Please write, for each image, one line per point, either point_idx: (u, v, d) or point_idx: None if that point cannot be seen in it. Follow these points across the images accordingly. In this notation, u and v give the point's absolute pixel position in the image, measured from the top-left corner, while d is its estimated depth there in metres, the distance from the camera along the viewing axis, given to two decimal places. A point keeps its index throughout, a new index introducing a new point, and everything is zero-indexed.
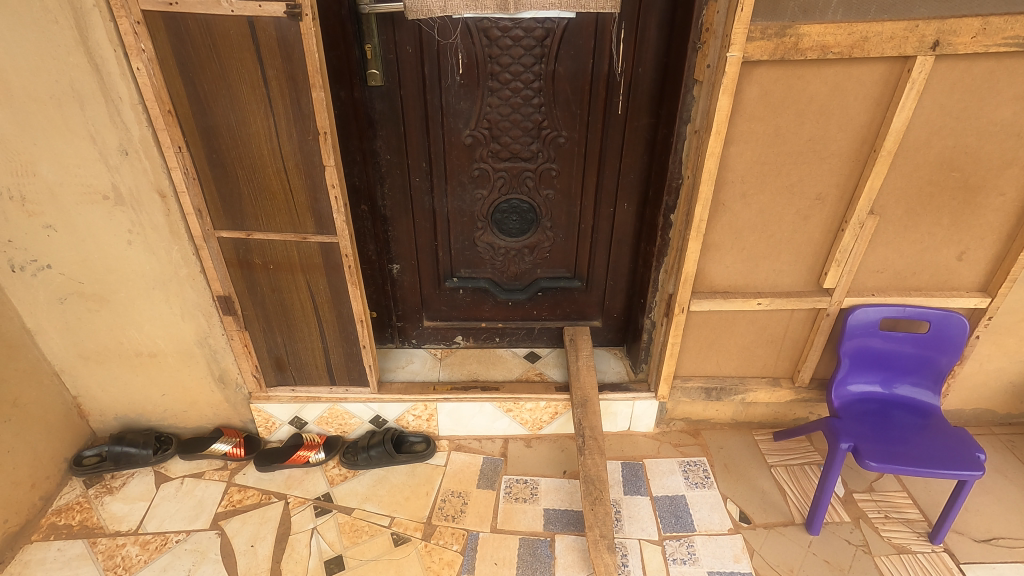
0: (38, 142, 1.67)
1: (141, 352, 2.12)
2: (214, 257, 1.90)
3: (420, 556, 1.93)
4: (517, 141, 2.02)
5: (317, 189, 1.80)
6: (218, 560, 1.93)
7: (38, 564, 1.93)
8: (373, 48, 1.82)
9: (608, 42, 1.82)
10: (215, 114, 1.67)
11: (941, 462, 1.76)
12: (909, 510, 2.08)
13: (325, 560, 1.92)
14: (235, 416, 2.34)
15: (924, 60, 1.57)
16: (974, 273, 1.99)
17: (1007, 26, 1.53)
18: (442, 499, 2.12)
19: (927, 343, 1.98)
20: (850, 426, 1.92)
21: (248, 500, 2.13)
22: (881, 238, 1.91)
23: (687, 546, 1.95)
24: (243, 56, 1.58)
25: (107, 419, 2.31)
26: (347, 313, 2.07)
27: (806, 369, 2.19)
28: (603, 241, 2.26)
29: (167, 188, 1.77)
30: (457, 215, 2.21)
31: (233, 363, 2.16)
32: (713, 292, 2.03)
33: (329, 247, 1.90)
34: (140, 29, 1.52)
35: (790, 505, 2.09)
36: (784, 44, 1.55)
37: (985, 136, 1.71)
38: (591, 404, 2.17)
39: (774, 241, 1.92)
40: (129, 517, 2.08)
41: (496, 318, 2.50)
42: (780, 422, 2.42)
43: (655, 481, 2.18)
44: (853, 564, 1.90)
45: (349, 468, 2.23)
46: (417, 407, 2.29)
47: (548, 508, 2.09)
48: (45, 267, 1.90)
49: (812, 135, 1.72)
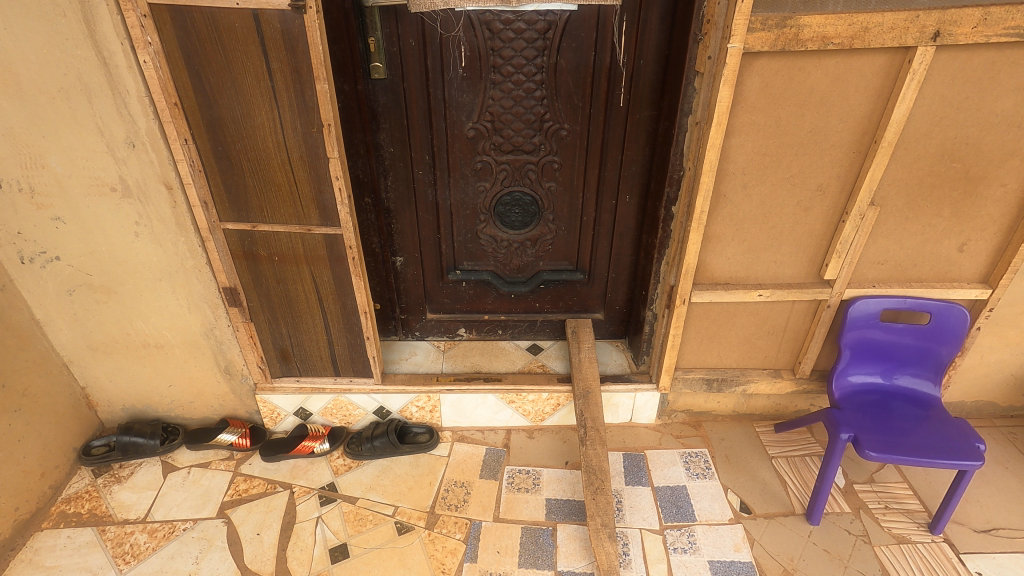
0: (46, 134, 1.70)
1: (148, 343, 2.15)
2: (220, 249, 1.93)
3: (423, 544, 1.95)
4: (519, 134, 2.03)
5: (322, 180, 1.82)
6: (225, 548, 1.95)
7: (47, 550, 1.96)
8: (376, 42, 1.84)
9: (609, 34, 1.83)
10: (220, 107, 1.69)
11: (940, 452, 1.77)
12: (909, 501, 2.09)
13: (330, 549, 1.94)
14: (241, 408, 2.37)
15: (924, 50, 1.57)
16: (976, 265, 2.00)
17: (1009, 16, 1.53)
18: (445, 489, 2.14)
19: (926, 334, 1.99)
20: (850, 417, 1.93)
21: (253, 490, 2.15)
22: (881, 229, 1.92)
23: (687, 535, 1.97)
24: (248, 48, 1.60)
25: (116, 410, 2.34)
26: (351, 305, 2.09)
27: (807, 361, 2.20)
28: (605, 234, 2.27)
29: (174, 179, 1.79)
30: (460, 207, 2.22)
31: (239, 355, 2.19)
32: (714, 284, 2.04)
33: (333, 239, 1.93)
34: (147, 22, 1.54)
35: (791, 496, 2.11)
36: (784, 36, 1.56)
37: (986, 127, 1.72)
38: (592, 395, 2.19)
39: (775, 233, 1.93)
40: (137, 506, 2.11)
41: (498, 311, 2.51)
42: (781, 414, 2.44)
43: (656, 472, 2.19)
44: (853, 553, 1.91)
45: (353, 459, 2.26)
46: (420, 398, 2.31)
47: (550, 498, 2.11)
48: (54, 259, 1.92)
49: (812, 127, 1.73)
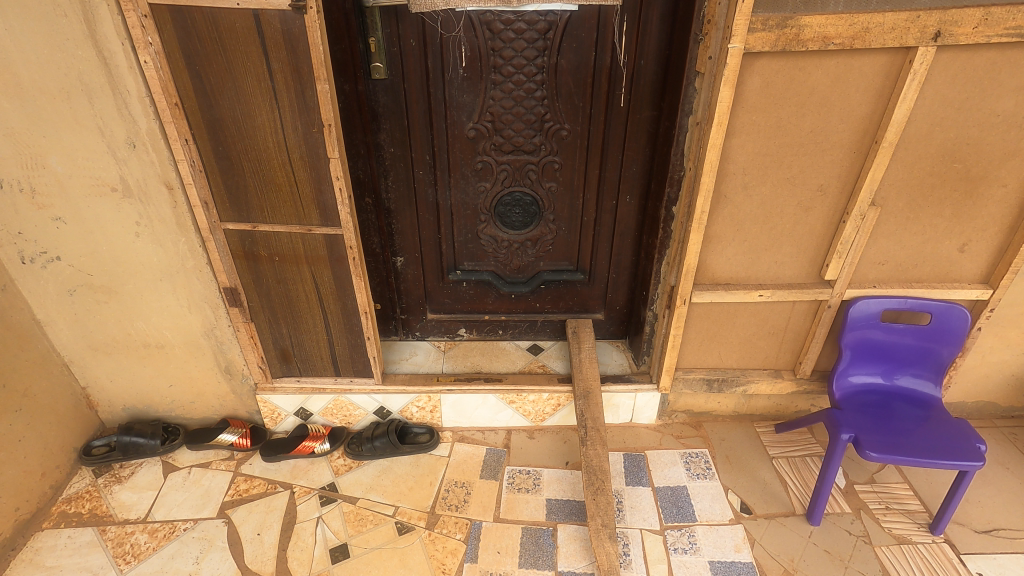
0: (47, 134, 1.70)
1: (149, 343, 2.15)
2: (220, 249, 1.93)
3: (423, 544, 1.95)
4: (519, 134, 2.03)
5: (322, 180, 1.82)
6: (225, 548, 1.95)
7: (48, 550, 1.96)
8: (377, 42, 1.84)
9: (610, 34, 1.83)
10: (220, 108, 1.69)
11: (941, 453, 1.77)
12: (910, 501, 2.09)
13: (330, 549, 1.94)
14: (241, 407, 2.37)
15: (925, 51, 1.57)
16: (977, 266, 2.00)
17: (1009, 16, 1.53)
18: (446, 489, 2.14)
19: (927, 334, 1.99)
20: (851, 417, 1.93)
21: (253, 490, 2.15)
22: (882, 229, 1.91)
23: (688, 536, 1.97)
24: (249, 49, 1.60)
25: (116, 410, 2.34)
26: (351, 305, 2.09)
27: (808, 361, 2.20)
28: (606, 234, 2.27)
29: (175, 180, 1.79)
30: (460, 208, 2.22)
31: (240, 355, 2.19)
32: (715, 284, 2.04)
33: (334, 240, 1.93)
34: (148, 22, 1.54)
35: (791, 496, 2.10)
36: (784, 36, 1.56)
37: (986, 128, 1.72)
38: (593, 395, 2.19)
39: (775, 234, 1.93)
40: (137, 506, 2.11)
41: (499, 311, 2.51)
42: (781, 414, 2.44)
43: (657, 472, 2.19)
44: (853, 554, 1.91)
45: (354, 459, 2.26)
46: (421, 398, 2.31)
47: (550, 498, 2.11)
48: (55, 259, 1.92)
49: (813, 127, 1.73)
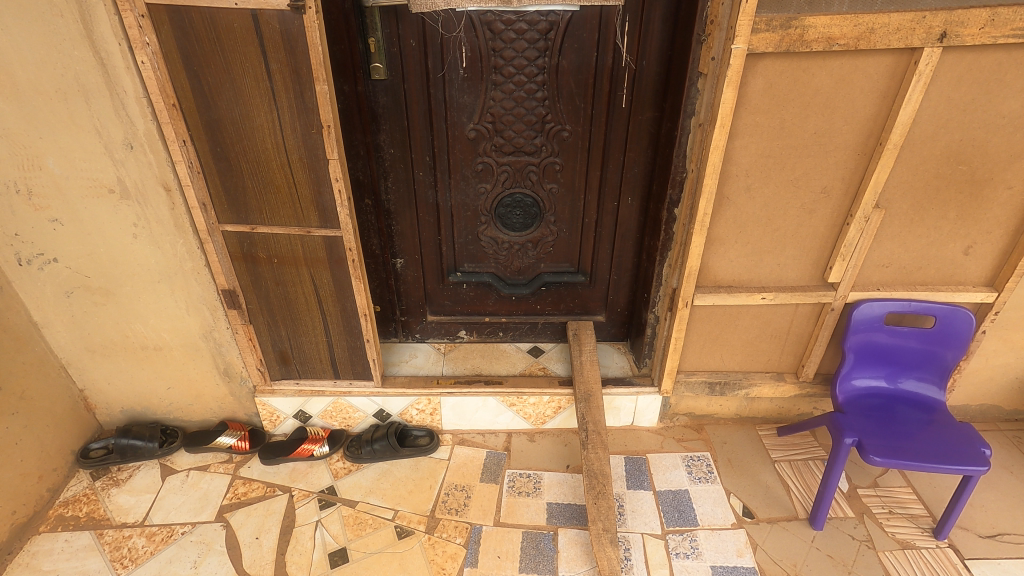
0: (44, 135, 1.68)
1: (147, 345, 2.13)
2: (218, 251, 1.91)
3: (423, 549, 1.93)
4: (521, 135, 2.01)
5: (321, 181, 1.80)
6: (223, 552, 1.94)
7: (44, 554, 1.95)
8: (376, 42, 1.82)
9: (611, 34, 1.81)
10: (219, 108, 1.68)
11: (946, 457, 1.75)
12: (914, 505, 2.07)
13: (329, 553, 1.92)
14: (240, 410, 2.36)
15: (931, 51, 1.55)
16: (981, 269, 1.98)
17: (1016, 17, 1.51)
18: (446, 492, 2.13)
19: (931, 337, 1.97)
20: (855, 421, 1.91)
21: (252, 493, 2.14)
22: (886, 231, 1.90)
23: (690, 540, 1.95)
24: (247, 50, 1.58)
25: (114, 412, 2.33)
26: (350, 307, 2.07)
27: (811, 364, 2.18)
28: (606, 236, 2.26)
29: (172, 181, 1.78)
30: (460, 210, 2.21)
31: (239, 357, 2.18)
32: (717, 287, 2.02)
33: (333, 241, 1.91)
34: (144, 22, 1.53)
35: (794, 500, 2.09)
36: (789, 36, 1.54)
37: (993, 129, 1.70)
38: (594, 398, 2.17)
39: (779, 236, 1.91)
40: (135, 509, 2.09)
41: (499, 313, 2.49)
42: (784, 417, 2.42)
43: (658, 475, 2.18)
44: (857, 559, 1.90)
45: (353, 462, 2.25)
46: (420, 401, 2.30)
47: (551, 502, 2.09)
48: (51, 261, 1.91)
49: (817, 128, 1.71)
